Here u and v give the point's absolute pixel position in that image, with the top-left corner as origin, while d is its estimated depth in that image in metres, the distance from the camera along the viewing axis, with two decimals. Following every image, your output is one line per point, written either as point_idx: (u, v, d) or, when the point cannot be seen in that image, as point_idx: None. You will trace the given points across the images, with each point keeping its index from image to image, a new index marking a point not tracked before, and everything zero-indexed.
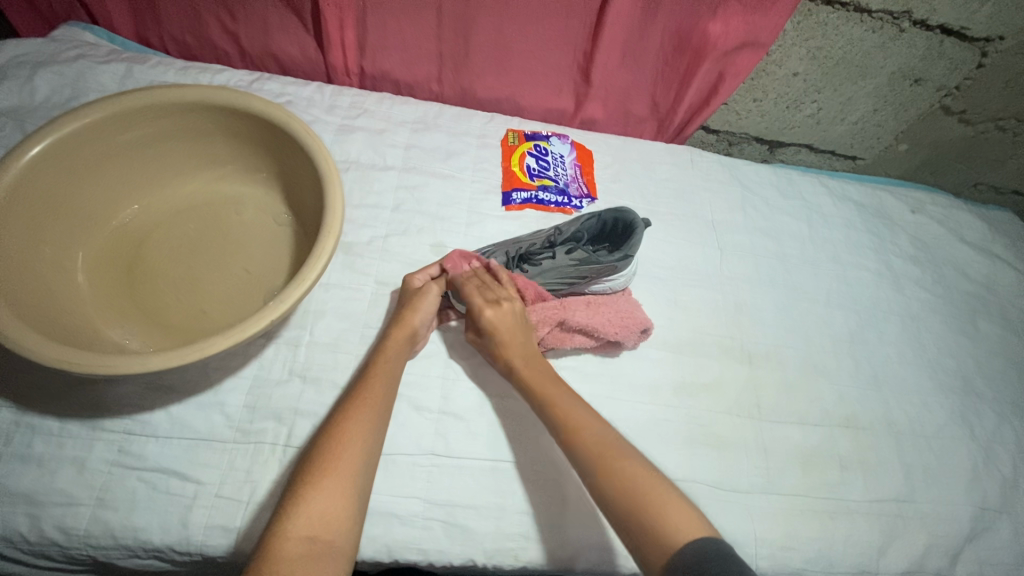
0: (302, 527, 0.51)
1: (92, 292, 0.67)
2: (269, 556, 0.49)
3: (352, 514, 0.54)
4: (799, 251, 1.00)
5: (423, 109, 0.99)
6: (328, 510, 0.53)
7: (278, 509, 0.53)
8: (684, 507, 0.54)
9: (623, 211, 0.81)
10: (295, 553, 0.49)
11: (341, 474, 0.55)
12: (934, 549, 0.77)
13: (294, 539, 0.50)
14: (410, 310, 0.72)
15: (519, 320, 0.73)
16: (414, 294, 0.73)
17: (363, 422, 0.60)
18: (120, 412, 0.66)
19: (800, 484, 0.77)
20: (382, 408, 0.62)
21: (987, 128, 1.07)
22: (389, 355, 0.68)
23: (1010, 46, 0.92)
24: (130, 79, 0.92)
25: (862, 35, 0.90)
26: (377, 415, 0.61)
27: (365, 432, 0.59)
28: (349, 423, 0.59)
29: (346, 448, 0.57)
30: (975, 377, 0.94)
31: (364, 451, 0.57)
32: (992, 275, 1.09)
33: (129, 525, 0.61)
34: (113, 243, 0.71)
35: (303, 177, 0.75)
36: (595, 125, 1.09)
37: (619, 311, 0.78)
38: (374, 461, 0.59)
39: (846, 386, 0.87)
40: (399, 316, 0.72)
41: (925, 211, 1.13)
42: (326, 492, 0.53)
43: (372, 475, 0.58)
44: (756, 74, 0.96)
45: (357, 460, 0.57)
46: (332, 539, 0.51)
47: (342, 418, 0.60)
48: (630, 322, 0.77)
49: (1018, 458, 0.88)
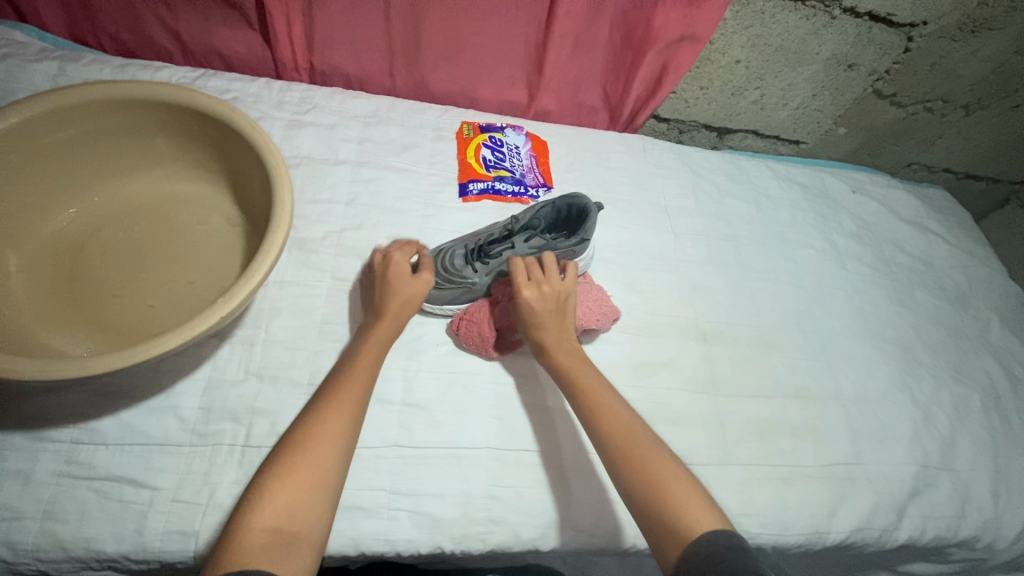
0: (266, 517, 0.51)
1: (27, 298, 0.64)
2: (232, 546, 0.49)
3: (322, 503, 0.53)
4: (748, 232, 1.04)
5: (375, 103, 0.98)
6: (295, 499, 0.52)
7: (245, 499, 0.53)
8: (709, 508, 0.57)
9: (576, 199, 0.81)
10: (258, 544, 0.49)
11: (311, 463, 0.54)
12: (880, 506, 0.82)
13: (257, 530, 0.50)
14: (399, 292, 0.70)
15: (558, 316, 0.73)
16: (404, 276, 0.71)
17: (337, 410, 0.59)
18: (66, 421, 0.63)
19: (757, 453, 0.80)
20: (360, 397, 0.61)
21: (917, 109, 1.14)
22: (374, 341, 0.67)
23: (933, 31, 0.98)
24: (64, 78, 0.88)
25: (797, 23, 0.94)
26: (354, 403, 0.60)
27: (343, 419, 0.58)
28: (325, 408, 0.59)
29: (315, 437, 0.56)
30: (915, 344, 1.00)
31: (338, 441, 0.57)
32: (927, 248, 1.15)
33: (81, 535, 0.59)
34: (49, 247, 0.68)
35: (251, 175, 0.73)
36: (549, 116, 1.10)
37: (588, 298, 0.81)
38: (349, 449, 0.58)
39: (796, 357, 0.91)
40: (387, 298, 0.70)
41: (864, 190, 1.19)
42: (293, 481, 0.53)
43: (345, 463, 0.57)
44: (700, 63, 0.99)
45: (327, 450, 0.56)
46: (296, 530, 0.51)
47: (318, 407, 0.59)
48: (602, 307, 0.81)
49: (954, 417, 0.94)
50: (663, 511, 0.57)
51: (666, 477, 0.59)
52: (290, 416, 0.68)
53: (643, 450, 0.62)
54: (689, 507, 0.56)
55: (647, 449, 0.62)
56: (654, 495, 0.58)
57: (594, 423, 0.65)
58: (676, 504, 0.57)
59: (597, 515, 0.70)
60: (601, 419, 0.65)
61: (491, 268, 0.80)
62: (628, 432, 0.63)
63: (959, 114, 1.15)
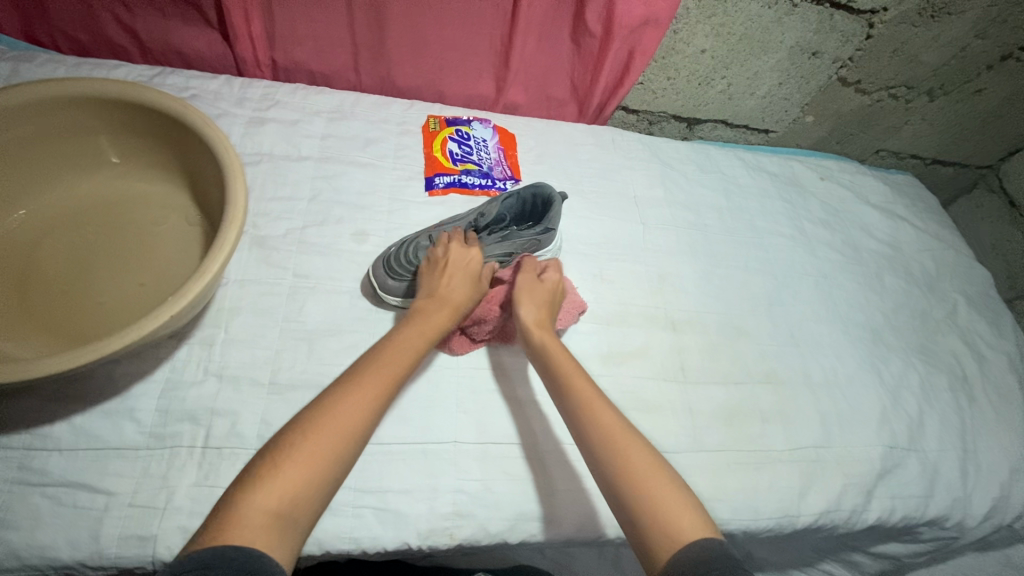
0: (270, 498, 0.47)
1: None
2: (230, 518, 0.45)
3: (325, 492, 0.50)
4: (717, 221, 1.04)
5: (339, 98, 0.97)
6: (304, 483, 0.49)
7: (253, 468, 0.49)
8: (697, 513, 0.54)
9: (539, 189, 0.81)
10: (257, 521, 0.45)
11: (325, 447, 0.51)
12: (849, 488, 0.83)
13: (256, 511, 0.46)
14: (461, 291, 0.71)
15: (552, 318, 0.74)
16: (469, 277, 0.73)
17: (366, 394, 0.55)
18: (17, 428, 0.62)
19: (726, 439, 0.81)
20: (392, 383, 0.58)
21: (882, 96, 1.15)
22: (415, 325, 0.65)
23: (894, 16, 0.99)
24: (16, 79, 0.85)
25: (760, 10, 0.94)
26: (386, 391, 0.57)
27: (367, 405, 0.54)
28: (350, 390, 0.55)
29: (340, 418, 0.53)
30: (883, 328, 1.01)
31: (356, 429, 0.53)
32: (895, 233, 1.17)
33: (34, 543, 0.57)
34: None
35: (207, 172, 0.72)
36: (518, 110, 1.09)
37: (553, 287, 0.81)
38: (368, 437, 0.54)
39: (765, 344, 0.92)
40: (447, 290, 0.70)
41: (833, 177, 1.20)
42: (306, 462, 0.49)
43: (360, 450, 0.54)
44: (665, 53, 0.99)
45: (344, 437, 0.52)
46: (297, 515, 0.48)
47: (347, 385, 0.55)
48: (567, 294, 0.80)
49: (922, 399, 0.95)
50: (648, 514, 0.54)
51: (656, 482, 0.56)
52: (250, 416, 0.67)
53: (632, 452, 0.58)
54: (679, 516, 0.53)
55: (641, 458, 0.58)
56: (638, 500, 0.55)
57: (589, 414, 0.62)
58: (665, 510, 0.54)
59: (565, 506, 0.70)
60: (596, 421, 0.61)
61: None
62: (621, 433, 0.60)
63: (923, 100, 1.17)
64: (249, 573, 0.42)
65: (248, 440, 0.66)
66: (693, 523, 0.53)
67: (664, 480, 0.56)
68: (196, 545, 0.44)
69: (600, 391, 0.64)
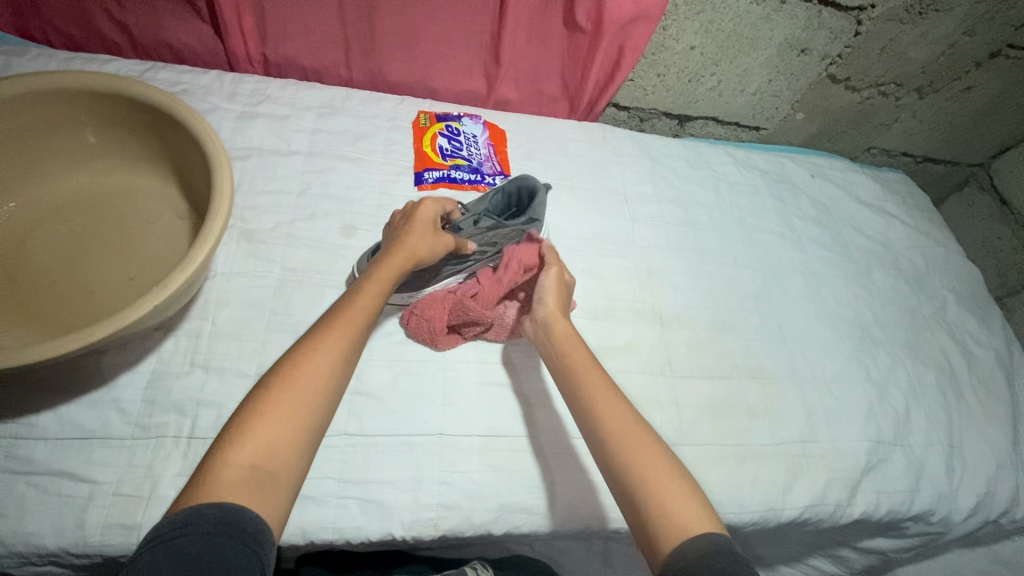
0: (245, 454, 0.47)
1: None
2: (207, 479, 0.45)
3: (304, 443, 0.50)
4: (707, 217, 1.04)
5: (330, 94, 0.98)
6: (278, 437, 0.48)
7: (226, 430, 0.48)
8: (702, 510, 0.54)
9: (522, 181, 0.82)
10: (234, 478, 0.45)
11: (298, 400, 0.51)
12: (834, 483, 0.83)
13: (234, 466, 0.46)
14: (420, 241, 0.70)
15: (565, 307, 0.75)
16: (428, 229, 0.72)
17: (331, 347, 0.55)
18: (3, 417, 0.62)
19: (712, 433, 0.81)
20: (359, 336, 0.57)
21: (872, 94, 1.15)
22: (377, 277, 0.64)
23: (882, 13, 0.99)
24: (6, 72, 0.85)
25: (748, 7, 0.94)
26: (353, 345, 0.56)
27: (337, 355, 0.54)
28: (318, 343, 0.54)
29: (307, 373, 0.52)
30: (871, 324, 1.02)
31: (329, 378, 0.53)
32: (885, 230, 1.17)
33: (19, 531, 0.58)
34: None
35: (195, 164, 0.72)
36: (509, 106, 1.10)
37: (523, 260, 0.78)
38: (341, 389, 0.54)
39: (753, 339, 0.92)
40: (407, 241, 0.70)
41: (823, 174, 1.21)
42: (278, 417, 0.49)
43: (335, 404, 0.53)
44: (655, 49, 1.00)
45: (319, 387, 0.52)
46: (275, 469, 0.47)
47: (310, 342, 0.55)
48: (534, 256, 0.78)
49: (909, 394, 0.95)
50: (650, 514, 0.54)
51: (664, 477, 0.56)
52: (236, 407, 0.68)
53: (639, 450, 0.58)
54: (682, 512, 0.53)
55: (649, 453, 0.58)
56: (640, 494, 0.55)
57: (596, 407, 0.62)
58: (673, 507, 0.53)
59: (549, 499, 0.71)
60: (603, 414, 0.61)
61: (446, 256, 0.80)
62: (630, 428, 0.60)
63: (913, 97, 1.17)
64: (227, 524, 0.42)
65: None
66: (696, 518, 0.52)
67: (670, 479, 0.56)
68: (175, 509, 0.44)
69: (609, 381, 0.64)
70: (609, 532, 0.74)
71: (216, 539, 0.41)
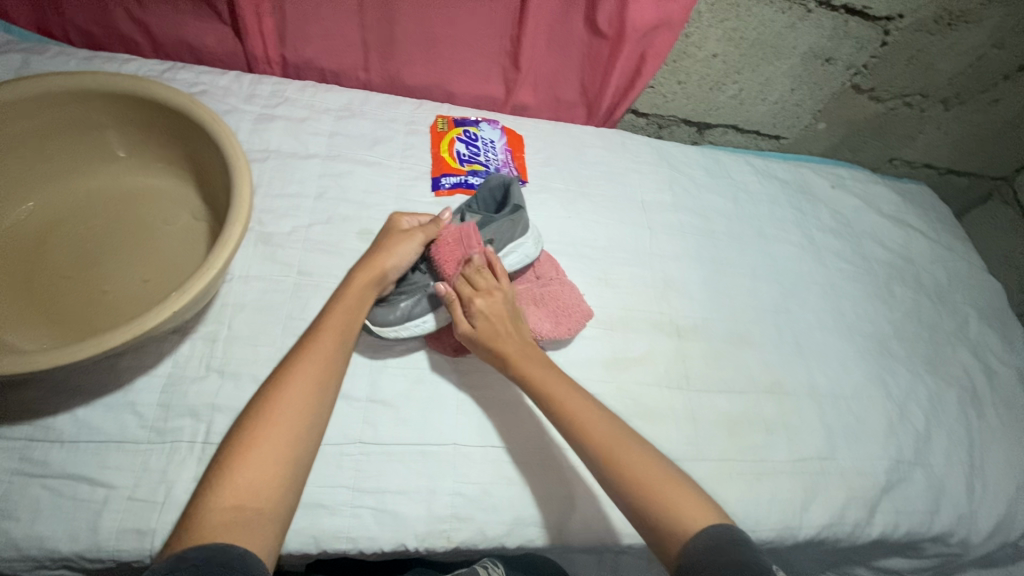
0: (227, 498, 0.50)
1: None
2: (196, 525, 0.48)
3: (285, 479, 0.53)
4: (726, 227, 1.03)
5: (348, 97, 0.97)
6: (258, 476, 0.51)
7: (209, 479, 0.52)
8: (698, 501, 0.58)
9: (489, 179, 0.82)
10: (222, 520, 0.48)
11: (273, 439, 0.54)
12: (853, 502, 0.81)
13: (217, 510, 0.49)
14: (386, 252, 0.72)
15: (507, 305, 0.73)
16: (399, 235, 0.74)
17: (302, 385, 0.58)
18: (19, 418, 0.62)
19: (728, 449, 0.80)
20: (328, 369, 0.60)
21: (896, 104, 1.13)
22: (344, 306, 0.66)
23: (910, 24, 0.97)
24: (27, 70, 0.85)
25: (773, 16, 0.93)
26: (323, 378, 0.59)
27: (307, 392, 0.58)
28: (287, 383, 0.57)
29: (279, 413, 0.55)
30: (891, 339, 1.00)
31: (301, 415, 0.56)
32: (907, 244, 1.15)
33: (34, 534, 0.57)
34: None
35: (214, 168, 0.72)
36: (527, 111, 1.09)
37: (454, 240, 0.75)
38: (316, 423, 0.57)
39: (771, 353, 0.91)
40: (372, 257, 0.71)
41: (844, 186, 1.19)
42: (257, 457, 0.52)
43: (313, 439, 0.57)
44: (677, 56, 0.98)
45: (294, 425, 0.55)
46: (261, 505, 0.50)
47: (280, 383, 0.58)
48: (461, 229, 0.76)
49: (930, 412, 0.93)
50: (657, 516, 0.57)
51: (656, 479, 0.59)
52: None
53: (626, 455, 0.61)
54: (683, 509, 0.57)
55: (633, 456, 0.61)
56: (642, 500, 0.58)
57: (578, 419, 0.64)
58: (672, 508, 0.57)
59: (564, 514, 0.70)
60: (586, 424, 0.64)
61: (438, 267, 0.76)
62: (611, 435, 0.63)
63: (939, 109, 1.15)
64: (214, 557, 0.44)
65: None
66: (698, 511, 0.57)
67: (667, 480, 0.60)
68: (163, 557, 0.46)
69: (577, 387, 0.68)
70: (623, 547, 0.73)
71: (209, 568, 0.43)
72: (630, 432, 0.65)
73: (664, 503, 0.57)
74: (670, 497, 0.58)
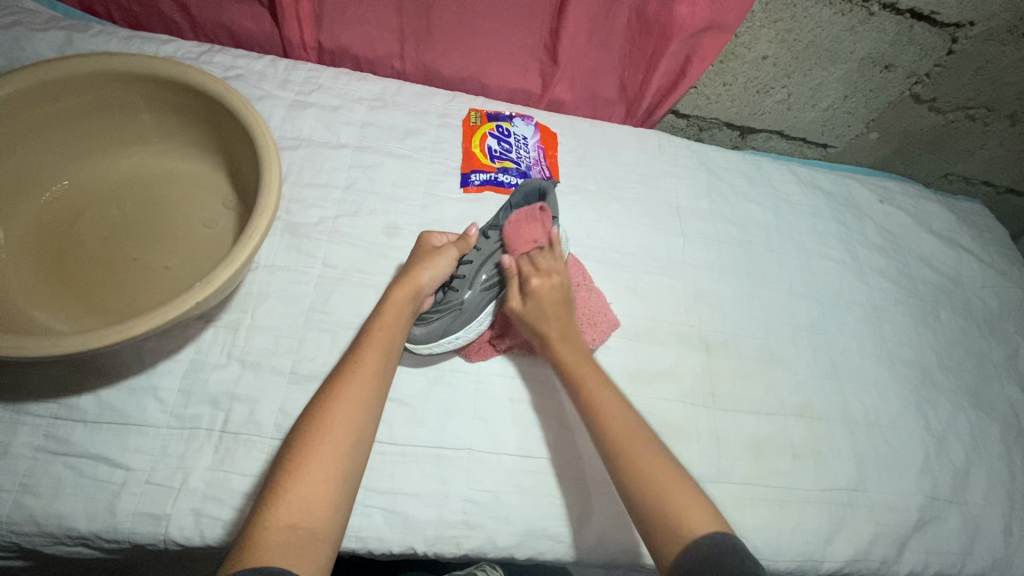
0: (281, 516, 0.50)
1: (25, 291, 0.62)
2: (249, 544, 0.48)
3: (335, 498, 0.53)
4: (763, 239, 0.99)
5: (382, 86, 0.95)
6: (310, 496, 0.52)
7: (261, 498, 0.52)
8: (705, 509, 0.56)
9: (525, 184, 0.78)
10: (275, 542, 0.48)
11: (324, 458, 0.54)
12: (880, 537, 0.78)
13: (274, 528, 0.49)
14: (421, 266, 0.71)
15: (564, 296, 0.72)
16: (429, 252, 0.73)
17: (348, 404, 0.58)
18: (46, 396, 0.63)
19: (752, 473, 0.77)
20: (374, 386, 0.60)
21: (958, 117, 1.06)
22: (386, 322, 0.66)
23: (981, 32, 0.91)
24: (70, 49, 0.86)
25: (831, 18, 0.87)
26: (369, 395, 0.59)
27: (355, 409, 0.58)
28: (336, 401, 0.58)
29: (329, 431, 0.56)
30: (934, 367, 0.95)
31: (350, 432, 0.56)
32: (957, 265, 1.08)
33: (54, 511, 0.59)
34: (46, 240, 0.66)
35: (245, 155, 0.71)
36: (563, 108, 1.05)
37: (524, 219, 0.75)
38: (364, 441, 0.57)
39: (804, 375, 0.87)
40: (409, 271, 0.71)
41: (894, 201, 1.12)
42: (308, 476, 0.52)
43: (362, 458, 0.57)
44: (725, 57, 0.94)
45: (344, 442, 0.55)
46: (313, 526, 0.50)
47: (327, 400, 0.58)
48: (529, 211, 0.75)
49: (970, 449, 0.88)
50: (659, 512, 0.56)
51: (667, 485, 0.58)
52: (269, 405, 0.67)
53: (644, 456, 0.60)
54: (690, 514, 0.55)
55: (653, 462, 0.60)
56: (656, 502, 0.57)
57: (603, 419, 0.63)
58: (679, 510, 0.56)
59: (576, 528, 0.68)
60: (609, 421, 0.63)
61: (471, 281, 0.75)
62: (628, 435, 0.62)
63: (1004, 124, 1.07)
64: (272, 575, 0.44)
65: (265, 428, 0.66)
66: (703, 517, 0.55)
67: (675, 482, 0.58)
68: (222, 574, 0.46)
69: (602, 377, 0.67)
70: (633, 565, 0.71)
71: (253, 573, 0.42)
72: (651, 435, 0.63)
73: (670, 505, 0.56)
74: (677, 499, 0.56)
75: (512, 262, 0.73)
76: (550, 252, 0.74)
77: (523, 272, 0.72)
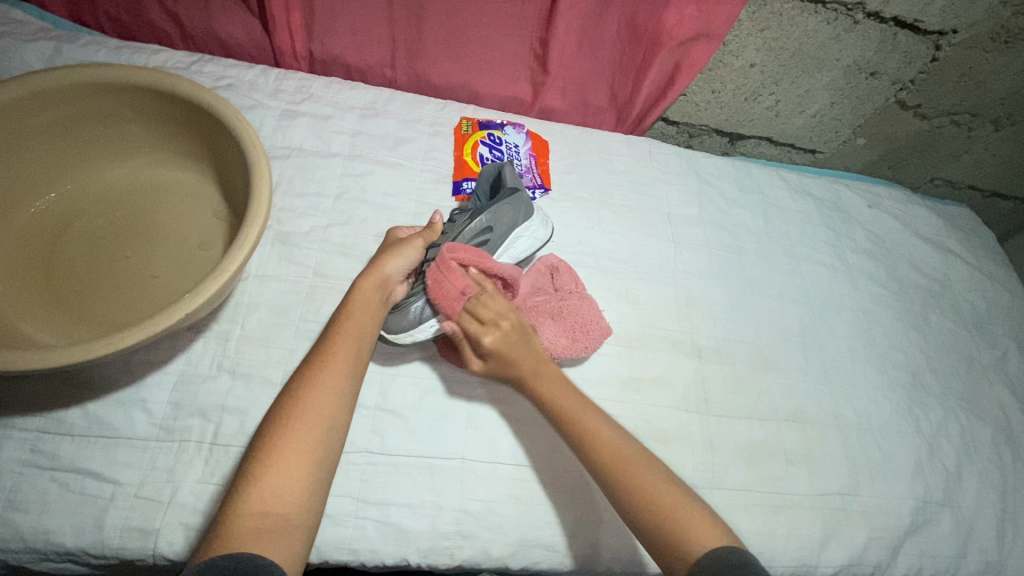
0: (254, 504, 0.50)
1: (9, 298, 0.62)
2: (221, 532, 0.48)
3: (310, 486, 0.53)
4: (754, 244, 0.99)
5: (373, 95, 0.96)
6: (283, 484, 0.51)
7: (235, 487, 0.52)
8: (708, 521, 0.56)
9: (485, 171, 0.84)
10: (247, 529, 0.48)
11: (298, 447, 0.53)
12: (875, 542, 0.78)
13: (246, 516, 0.49)
14: (388, 254, 0.69)
15: (520, 334, 0.68)
16: (395, 242, 0.72)
17: (322, 395, 0.57)
18: (32, 410, 0.63)
19: (746, 479, 0.77)
20: (348, 375, 0.60)
21: (943, 122, 1.08)
22: (356, 311, 0.65)
23: (963, 40, 0.92)
24: (58, 59, 0.86)
25: (817, 26, 0.88)
26: (343, 384, 0.59)
27: (328, 399, 0.57)
28: (308, 391, 0.57)
29: (301, 422, 0.55)
30: (924, 370, 0.95)
31: (323, 423, 0.56)
32: (946, 269, 1.09)
33: (41, 527, 0.58)
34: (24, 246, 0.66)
35: (234, 163, 0.71)
36: (554, 115, 1.06)
37: (445, 269, 0.69)
38: (339, 431, 0.57)
39: (796, 379, 0.87)
40: (375, 260, 0.69)
41: (881, 205, 1.13)
42: (281, 467, 0.52)
43: (336, 447, 0.56)
44: (713, 65, 0.95)
45: (317, 432, 0.55)
46: (286, 514, 0.50)
47: (300, 390, 0.57)
48: (438, 265, 0.70)
49: (961, 452, 0.89)
50: (663, 533, 0.56)
51: (666, 501, 0.58)
52: (259, 415, 0.67)
53: (642, 475, 0.60)
54: (694, 532, 0.55)
55: (648, 479, 0.59)
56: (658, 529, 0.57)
57: (590, 441, 0.63)
58: (682, 524, 0.56)
59: (570, 537, 0.68)
60: (596, 448, 0.62)
61: None
62: (619, 455, 0.61)
63: (988, 129, 1.09)
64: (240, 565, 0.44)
65: None
66: (710, 534, 0.55)
67: (675, 500, 0.58)
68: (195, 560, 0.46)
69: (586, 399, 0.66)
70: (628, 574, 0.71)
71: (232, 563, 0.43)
72: (644, 451, 0.63)
73: (676, 525, 0.56)
74: (680, 519, 0.56)
75: (455, 327, 0.69)
76: (488, 295, 0.69)
77: (468, 333, 0.67)
